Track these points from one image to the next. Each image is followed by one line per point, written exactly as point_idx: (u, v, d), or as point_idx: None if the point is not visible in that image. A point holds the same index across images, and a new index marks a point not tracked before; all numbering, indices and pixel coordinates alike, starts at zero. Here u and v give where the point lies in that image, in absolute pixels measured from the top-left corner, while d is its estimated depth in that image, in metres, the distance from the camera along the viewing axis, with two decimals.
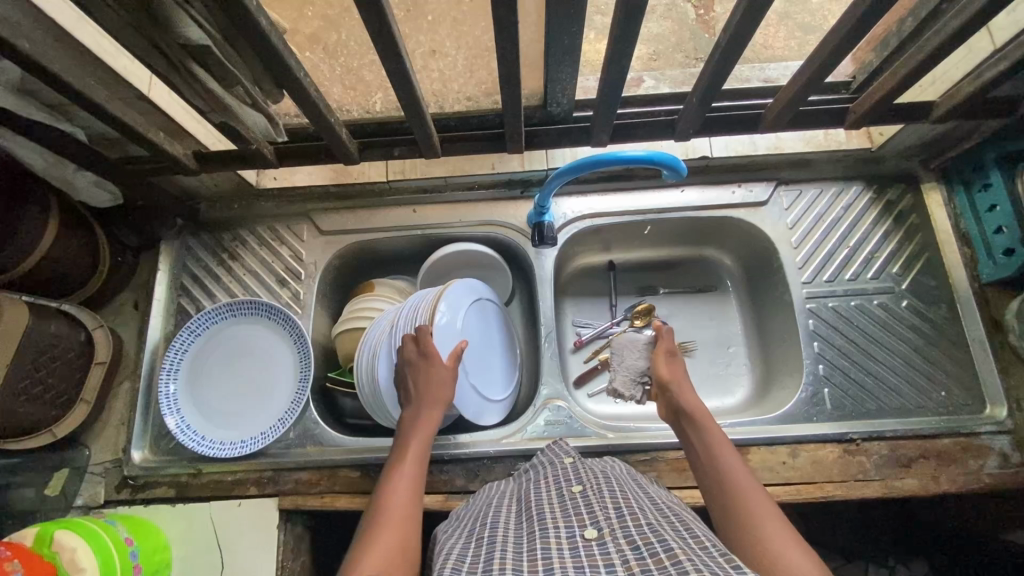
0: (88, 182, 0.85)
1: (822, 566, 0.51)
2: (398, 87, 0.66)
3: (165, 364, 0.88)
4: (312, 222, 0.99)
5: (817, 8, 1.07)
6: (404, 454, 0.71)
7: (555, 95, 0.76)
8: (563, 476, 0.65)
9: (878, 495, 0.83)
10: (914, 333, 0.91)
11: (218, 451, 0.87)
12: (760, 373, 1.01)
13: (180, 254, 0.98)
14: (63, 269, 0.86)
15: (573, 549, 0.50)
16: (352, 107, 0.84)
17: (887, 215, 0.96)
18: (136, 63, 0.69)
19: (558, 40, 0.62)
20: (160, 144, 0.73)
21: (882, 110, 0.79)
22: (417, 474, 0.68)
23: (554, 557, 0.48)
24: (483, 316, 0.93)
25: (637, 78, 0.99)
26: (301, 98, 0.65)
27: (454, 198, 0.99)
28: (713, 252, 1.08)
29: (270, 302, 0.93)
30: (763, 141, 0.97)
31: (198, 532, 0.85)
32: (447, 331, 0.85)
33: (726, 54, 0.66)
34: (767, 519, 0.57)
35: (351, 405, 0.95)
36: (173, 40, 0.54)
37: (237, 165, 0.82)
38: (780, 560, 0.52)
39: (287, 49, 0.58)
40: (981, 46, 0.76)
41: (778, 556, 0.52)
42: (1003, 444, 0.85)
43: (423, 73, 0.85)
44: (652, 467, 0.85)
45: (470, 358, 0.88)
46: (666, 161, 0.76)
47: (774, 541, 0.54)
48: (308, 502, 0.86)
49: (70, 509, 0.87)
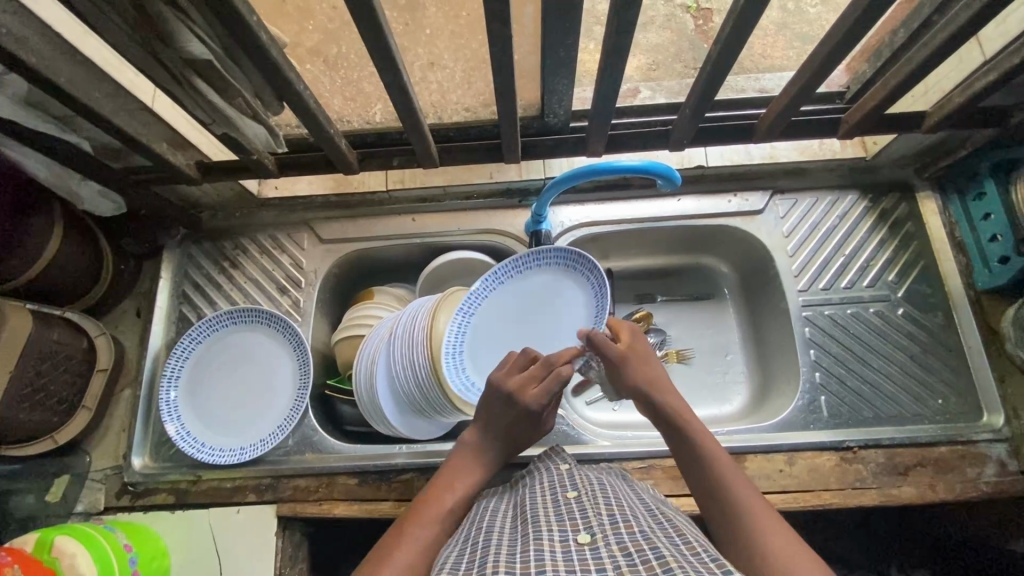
0: (93, 192, 0.84)
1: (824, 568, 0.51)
2: (397, 99, 0.67)
3: (166, 372, 0.90)
4: (312, 231, 1.00)
5: (814, 18, 1.08)
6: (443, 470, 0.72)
7: (552, 105, 0.77)
8: (559, 482, 0.65)
9: (874, 504, 0.83)
10: (910, 340, 0.92)
11: (220, 457, 0.88)
12: (758, 381, 1.01)
13: (182, 262, 1.00)
14: (67, 278, 0.88)
15: (566, 552, 0.50)
16: (352, 118, 0.85)
17: (882, 224, 0.97)
18: (141, 76, 0.71)
19: (555, 52, 0.63)
20: (163, 155, 0.74)
21: (875, 119, 0.80)
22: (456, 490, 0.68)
23: (547, 559, 0.49)
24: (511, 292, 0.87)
25: (634, 89, 1.00)
26: (302, 110, 0.66)
27: (452, 207, 1.00)
28: (710, 260, 1.08)
29: (271, 310, 0.94)
30: (757, 151, 0.98)
31: (196, 538, 0.86)
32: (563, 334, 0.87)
33: (717, 65, 0.67)
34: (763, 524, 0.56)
35: (350, 412, 0.94)
36: (177, 55, 0.56)
37: (238, 175, 0.83)
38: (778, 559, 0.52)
39: (288, 63, 0.59)
40: (972, 56, 0.77)
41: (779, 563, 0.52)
42: (1000, 453, 0.85)
43: (421, 85, 0.84)
44: (649, 475, 0.85)
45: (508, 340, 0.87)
46: (661, 170, 0.78)
47: (778, 550, 0.53)
48: (306, 509, 0.86)
49: (70, 515, 0.88)
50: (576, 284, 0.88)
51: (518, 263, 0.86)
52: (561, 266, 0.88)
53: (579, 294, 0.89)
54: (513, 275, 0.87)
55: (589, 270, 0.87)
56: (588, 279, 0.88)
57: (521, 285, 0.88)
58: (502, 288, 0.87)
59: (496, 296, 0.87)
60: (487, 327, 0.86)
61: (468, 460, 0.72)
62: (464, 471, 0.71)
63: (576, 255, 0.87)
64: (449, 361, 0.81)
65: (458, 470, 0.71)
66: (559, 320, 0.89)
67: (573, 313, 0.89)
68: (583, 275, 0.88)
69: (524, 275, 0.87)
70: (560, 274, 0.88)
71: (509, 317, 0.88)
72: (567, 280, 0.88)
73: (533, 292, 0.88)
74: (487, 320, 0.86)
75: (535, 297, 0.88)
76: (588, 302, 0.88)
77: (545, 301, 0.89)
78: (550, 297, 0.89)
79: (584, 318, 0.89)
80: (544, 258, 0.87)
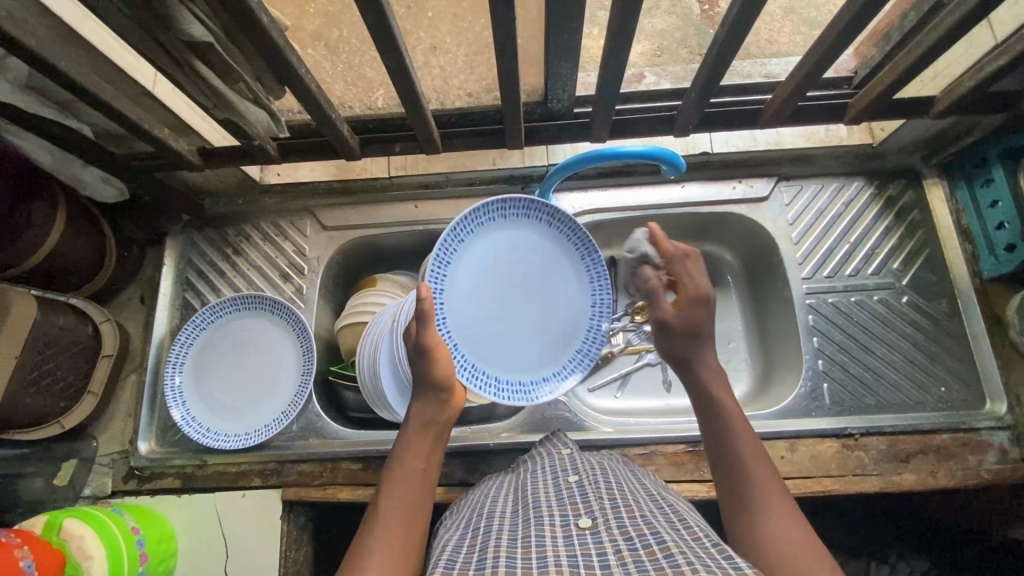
0: (96, 178, 0.85)
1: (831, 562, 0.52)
2: (400, 85, 0.67)
3: (171, 357, 0.91)
4: (315, 218, 1.00)
5: (822, 2, 1.06)
6: (402, 446, 0.64)
7: (556, 90, 0.77)
8: (560, 466, 0.66)
9: (875, 490, 0.83)
10: (913, 328, 0.91)
11: (225, 442, 0.89)
12: (760, 368, 1.01)
13: (186, 249, 1.00)
14: (70, 265, 0.88)
15: (566, 537, 0.50)
16: (354, 104, 0.83)
17: (889, 211, 0.96)
18: (141, 60, 0.70)
19: (559, 36, 0.63)
20: (165, 140, 0.74)
21: (882, 105, 0.79)
22: (421, 472, 0.61)
23: (547, 545, 0.49)
24: (465, 287, 0.74)
25: (638, 74, 0.99)
26: (304, 95, 0.65)
27: (455, 193, 1.00)
28: (714, 248, 1.07)
29: (273, 296, 0.95)
30: (763, 137, 0.96)
31: (202, 523, 0.87)
32: (544, 273, 0.77)
33: (724, 49, 0.67)
34: (774, 505, 0.57)
35: (352, 398, 0.94)
36: (176, 37, 0.55)
37: (239, 161, 0.82)
38: (783, 556, 0.52)
39: (289, 46, 0.59)
40: (983, 40, 0.76)
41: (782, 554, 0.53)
42: (1001, 440, 0.85)
43: (424, 69, 0.83)
44: (650, 461, 0.86)
45: (505, 321, 0.76)
46: (665, 156, 0.77)
47: (781, 537, 0.54)
48: (310, 493, 0.87)
49: (79, 499, 0.89)
50: (514, 225, 0.77)
51: (442, 254, 0.72)
52: (488, 222, 0.75)
53: (526, 230, 0.77)
54: (450, 272, 0.73)
55: (517, 203, 0.75)
56: (521, 211, 0.76)
57: (466, 265, 0.74)
58: (453, 286, 0.73)
59: (457, 300, 0.73)
60: (476, 328, 0.74)
61: (420, 438, 0.64)
62: (420, 449, 0.63)
63: (494, 203, 0.74)
64: (486, 392, 0.73)
65: (416, 450, 0.63)
66: (529, 270, 0.77)
67: (538, 253, 0.77)
68: (513, 214, 0.76)
69: (458, 264, 0.74)
70: (493, 229, 0.75)
71: (486, 301, 0.75)
72: (506, 227, 0.76)
73: (485, 268, 0.75)
74: (474, 327, 0.74)
75: (493, 265, 0.75)
76: (539, 232, 0.77)
77: (504, 260, 0.76)
78: (503, 253, 0.76)
79: (547, 245, 0.78)
80: (466, 229, 0.73)
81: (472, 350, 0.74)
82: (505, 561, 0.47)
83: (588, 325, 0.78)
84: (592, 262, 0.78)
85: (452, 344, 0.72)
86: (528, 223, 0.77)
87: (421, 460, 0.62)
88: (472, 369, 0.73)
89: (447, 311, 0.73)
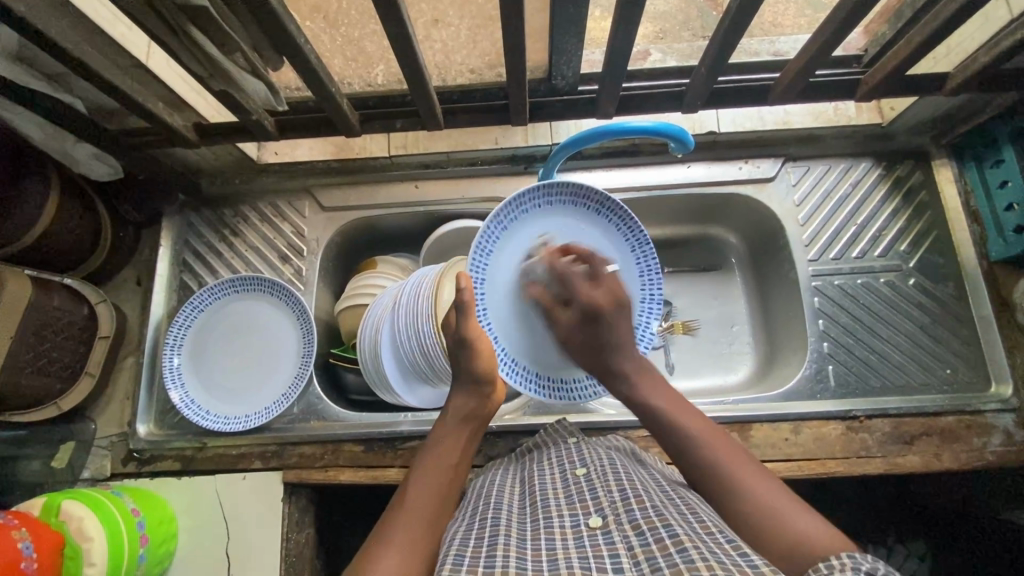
0: (87, 155, 0.82)
1: (817, 515, 0.52)
2: (402, 57, 0.65)
3: (169, 339, 0.90)
4: (314, 198, 0.98)
5: None
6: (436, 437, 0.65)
7: (561, 66, 0.75)
8: (567, 457, 0.65)
9: (879, 472, 0.83)
10: (920, 311, 0.91)
11: (224, 424, 0.88)
12: (764, 351, 1.01)
13: (181, 229, 0.98)
14: (65, 245, 0.86)
15: (577, 539, 0.49)
16: (353, 81, 0.82)
17: (897, 192, 0.95)
18: (134, 30, 0.68)
19: (565, 8, 0.61)
20: (160, 114, 0.72)
21: (894, 81, 0.77)
22: (451, 463, 0.62)
23: (558, 549, 0.48)
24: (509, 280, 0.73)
25: (644, 51, 0.96)
26: (302, 67, 0.63)
27: (456, 173, 0.98)
28: (718, 231, 1.06)
29: (273, 278, 0.93)
30: (771, 116, 0.95)
31: (203, 504, 0.86)
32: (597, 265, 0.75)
33: (735, 20, 0.65)
34: (749, 475, 0.56)
35: (352, 380, 0.94)
36: (170, 1, 0.53)
37: (236, 138, 0.80)
38: (780, 525, 0.51)
39: (287, 13, 0.57)
40: (999, 14, 0.75)
41: (778, 521, 0.51)
42: (1007, 423, 0.84)
43: (425, 44, 0.78)
44: (654, 444, 0.85)
45: None
46: (673, 132, 0.75)
47: (770, 503, 0.53)
48: (312, 476, 0.86)
49: (78, 481, 0.89)
50: (563, 212, 0.75)
51: (485, 242, 0.71)
52: (532, 212, 0.74)
53: (574, 219, 0.75)
54: (495, 262, 0.72)
55: (566, 190, 0.74)
56: (568, 199, 0.75)
57: (508, 252, 0.73)
58: (495, 278, 0.72)
59: (500, 291, 0.73)
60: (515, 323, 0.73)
61: (455, 430, 0.65)
62: (448, 443, 0.64)
63: (540, 189, 0.73)
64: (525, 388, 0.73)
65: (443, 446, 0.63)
66: None
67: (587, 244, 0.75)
68: (560, 201, 0.74)
69: (501, 253, 0.73)
70: (538, 218, 0.74)
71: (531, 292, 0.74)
72: (549, 213, 0.75)
73: (529, 258, 0.74)
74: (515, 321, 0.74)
75: (537, 255, 0.74)
76: (588, 221, 0.76)
77: (549, 252, 0.74)
78: (549, 244, 0.74)
79: (599, 235, 0.76)
80: (508, 218, 0.73)
81: (511, 343, 0.73)
82: (515, 564, 0.46)
83: (638, 314, 0.76)
84: (645, 252, 0.75)
85: (490, 334, 0.72)
86: (576, 212, 0.75)
87: (452, 456, 0.63)
88: (511, 364, 0.73)
89: (489, 303, 0.72)
